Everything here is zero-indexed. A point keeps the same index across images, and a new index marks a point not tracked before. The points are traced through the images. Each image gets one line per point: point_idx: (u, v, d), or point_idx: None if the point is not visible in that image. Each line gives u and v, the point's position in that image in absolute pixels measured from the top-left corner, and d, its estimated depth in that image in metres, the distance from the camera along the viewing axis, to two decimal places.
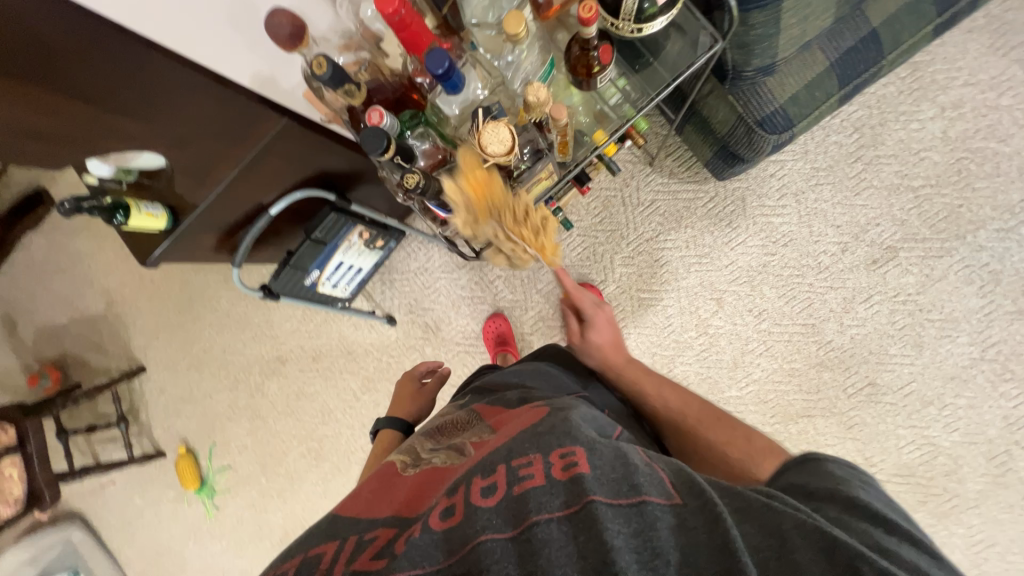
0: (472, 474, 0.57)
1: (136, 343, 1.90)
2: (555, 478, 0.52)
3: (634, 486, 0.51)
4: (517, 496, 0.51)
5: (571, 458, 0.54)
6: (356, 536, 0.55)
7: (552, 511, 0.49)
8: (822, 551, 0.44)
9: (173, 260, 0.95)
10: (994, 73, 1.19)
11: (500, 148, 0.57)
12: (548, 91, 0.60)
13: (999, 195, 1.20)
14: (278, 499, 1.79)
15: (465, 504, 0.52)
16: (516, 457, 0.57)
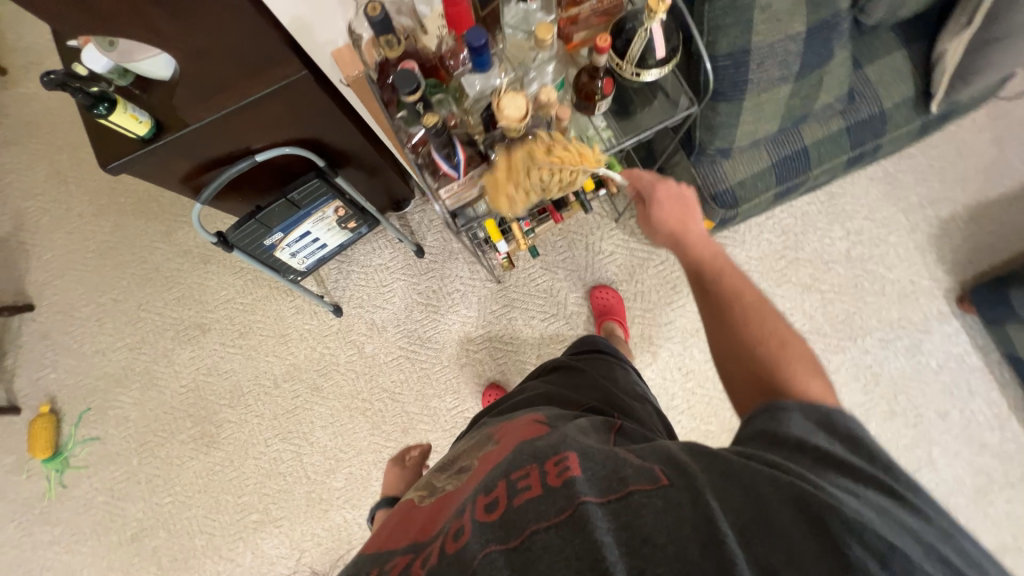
0: (478, 492, 0.63)
1: (33, 277, 1.67)
2: (551, 486, 0.57)
3: (620, 479, 0.55)
4: (516, 509, 0.56)
5: (564, 463, 0.59)
6: (380, 566, 0.61)
7: (548, 518, 0.53)
8: (793, 505, 0.48)
9: (136, 173, 0.90)
10: (886, 215, 1.49)
11: (516, 113, 0.64)
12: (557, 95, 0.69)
13: (883, 310, 1.45)
14: (146, 487, 1.56)
15: (471, 522, 0.57)
16: (517, 470, 0.62)
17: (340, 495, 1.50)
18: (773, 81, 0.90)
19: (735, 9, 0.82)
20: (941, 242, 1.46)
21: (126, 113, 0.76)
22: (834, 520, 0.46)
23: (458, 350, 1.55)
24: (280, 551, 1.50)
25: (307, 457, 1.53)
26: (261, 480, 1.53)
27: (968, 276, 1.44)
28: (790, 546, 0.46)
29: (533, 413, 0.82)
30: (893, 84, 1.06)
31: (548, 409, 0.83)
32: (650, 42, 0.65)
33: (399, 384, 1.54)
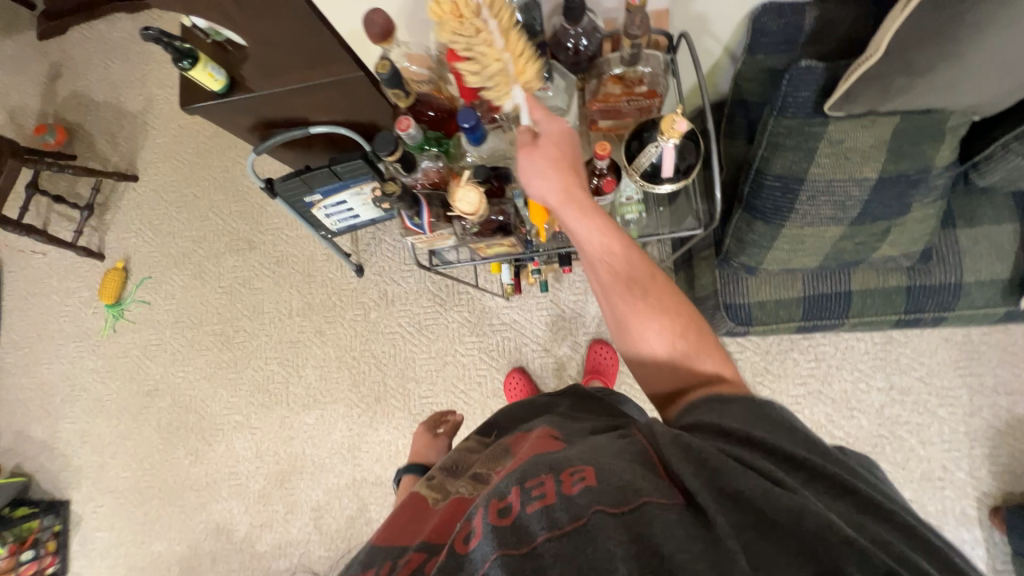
0: (486, 493, 0.54)
1: (144, 154, 1.96)
2: (564, 496, 0.50)
3: (635, 489, 0.50)
4: (527, 515, 0.49)
5: (579, 473, 0.52)
6: (390, 561, 0.53)
7: (561, 527, 0.47)
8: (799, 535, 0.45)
9: (206, 118, 1.01)
10: (946, 385, 1.29)
11: (467, 208, 0.55)
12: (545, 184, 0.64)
13: (894, 484, 1.28)
14: (168, 357, 1.82)
15: (481, 524, 0.50)
16: (526, 475, 0.53)
17: (306, 430, 1.67)
18: (823, 219, 0.81)
19: (799, 134, 0.75)
20: (1000, 439, 1.25)
21: (204, 69, 0.87)
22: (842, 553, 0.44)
23: (448, 347, 1.61)
24: (246, 453, 1.70)
25: (293, 386, 1.70)
26: (252, 389, 1.73)
27: (1016, 489, 1.23)
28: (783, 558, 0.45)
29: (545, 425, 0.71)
30: (987, 258, 0.90)
31: (563, 421, 0.71)
32: (658, 157, 0.62)
33: (387, 357, 1.64)
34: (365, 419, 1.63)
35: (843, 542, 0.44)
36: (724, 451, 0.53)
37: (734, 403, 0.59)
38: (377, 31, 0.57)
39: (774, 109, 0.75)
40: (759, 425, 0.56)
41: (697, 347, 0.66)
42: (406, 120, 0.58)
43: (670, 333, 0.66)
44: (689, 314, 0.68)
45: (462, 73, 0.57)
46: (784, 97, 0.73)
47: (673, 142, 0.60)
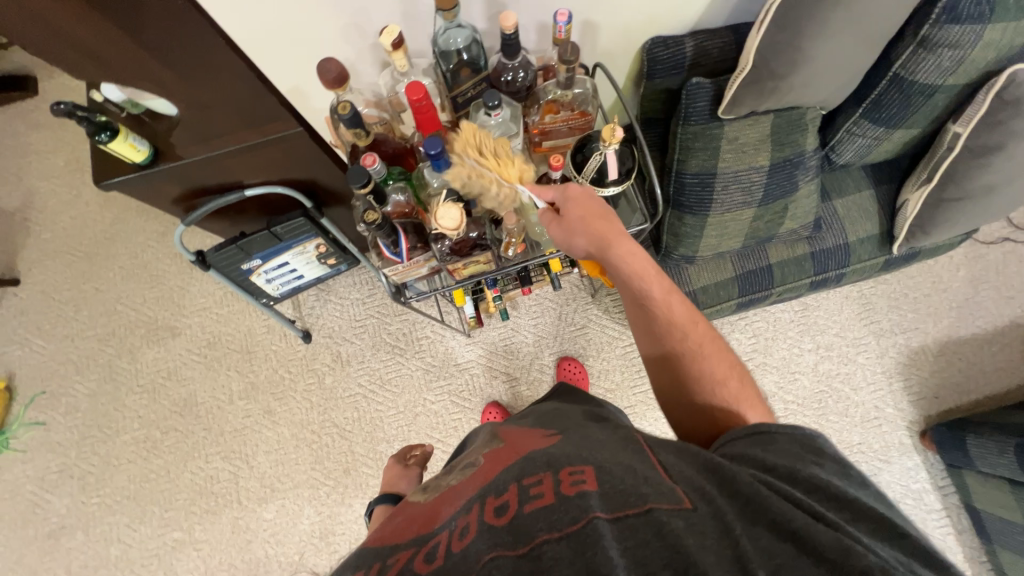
0: (485, 490, 0.54)
1: (27, 254, 1.72)
2: (563, 495, 0.49)
3: (638, 495, 0.48)
4: (526, 516, 0.48)
5: (579, 473, 0.51)
6: (378, 561, 0.49)
7: (560, 529, 0.46)
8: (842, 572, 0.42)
9: (126, 192, 0.96)
10: (857, 335, 1.51)
11: (451, 224, 0.57)
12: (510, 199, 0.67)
13: (844, 432, 1.44)
14: (76, 483, 1.53)
15: (478, 523, 0.49)
16: (527, 473, 0.53)
17: (266, 527, 1.47)
18: (737, 205, 0.96)
19: (704, 137, 0.89)
20: (909, 372, 1.47)
21: (125, 142, 0.82)
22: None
23: (416, 397, 1.54)
24: (193, 575, 1.45)
25: (244, 480, 1.51)
26: (193, 495, 1.50)
27: (932, 412, 1.44)
28: None
29: (546, 414, 0.70)
30: (860, 220, 1.11)
31: (557, 408, 0.72)
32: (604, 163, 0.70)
33: (351, 422, 1.53)
34: (336, 497, 1.48)
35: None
36: (762, 478, 0.50)
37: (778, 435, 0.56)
38: (333, 77, 0.60)
39: (680, 119, 0.89)
40: (808, 457, 0.54)
41: (738, 395, 0.62)
42: (371, 155, 0.60)
43: (710, 380, 0.63)
44: (732, 363, 0.65)
45: (421, 107, 0.60)
46: (686, 108, 0.87)
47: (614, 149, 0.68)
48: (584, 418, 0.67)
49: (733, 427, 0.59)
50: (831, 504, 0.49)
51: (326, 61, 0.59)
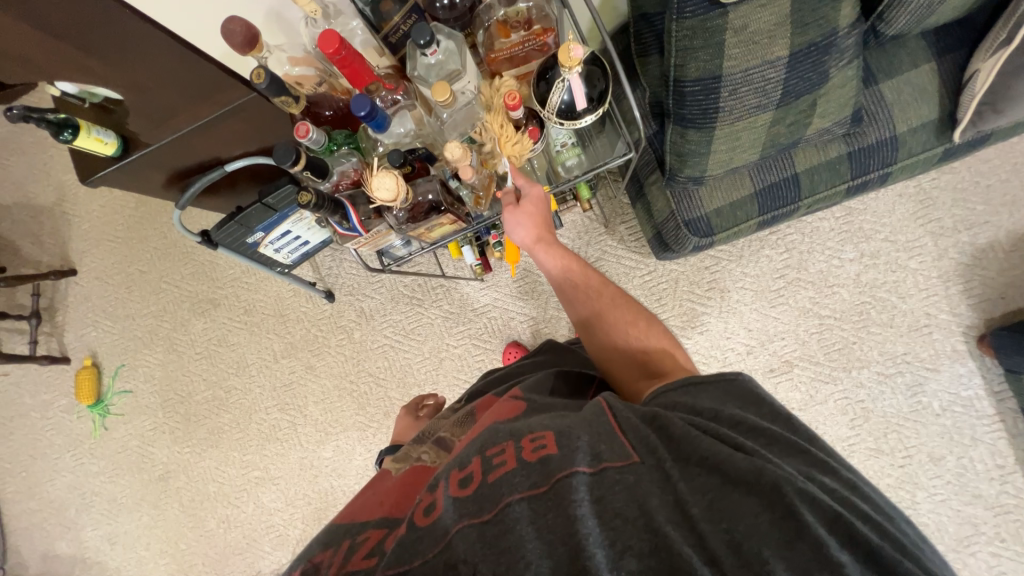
0: (451, 467, 0.56)
1: (75, 245, 1.87)
2: (525, 461, 0.53)
3: (595, 454, 0.52)
4: (490, 484, 0.51)
5: (540, 440, 0.55)
6: (348, 540, 0.53)
7: (522, 490, 0.50)
8: (749, 487, 0.47)
9: (112, 185, 0.96)
10: (910, 238, 1.34)
11: (387, 196, 0.54)
12: (465, 150, 0.61)
13: (887, 343, 1.34)
14: (170, 436, 1.79)
15: (443, 497, 0.51)
16: (490, 446, 0.56)
17: (327, 464, 1.67)
18: (749, 111, 0.82)
19: (704, 32, 0.73)
20: (971, 273, 1.31)
21: (90, 136, 0.81)
22: (789, 487, 0.47)
23: (439, 343, 1.60)
24: (276, 504, 1.70)
25: (301, 426, 1.69)
26: (262, 441, 1.72)
27: (994, 314, 1.30)
28: (749, 522, 0.46)
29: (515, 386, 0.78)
30: (913, 104, 0.92)
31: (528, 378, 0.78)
32: (568, 93, 0.61)
33: (383, 371, 1.64)
34: (381, 436, 1.64)
35: (793, 489, 0.47)
36: (685, 418, 0.56)
37: (711, 388, 0.62)
38: (240, 39, 0.55)
39: (672, 14, 0.73)
40: (734, 403, 0.60)
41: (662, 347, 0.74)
42: (303, 125, 0.56)
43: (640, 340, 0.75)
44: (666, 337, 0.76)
45: (341, 59, 0.53)
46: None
47: (578, 71, 0.59)
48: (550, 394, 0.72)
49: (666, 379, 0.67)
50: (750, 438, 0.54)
51: (227, 24, 0.54)
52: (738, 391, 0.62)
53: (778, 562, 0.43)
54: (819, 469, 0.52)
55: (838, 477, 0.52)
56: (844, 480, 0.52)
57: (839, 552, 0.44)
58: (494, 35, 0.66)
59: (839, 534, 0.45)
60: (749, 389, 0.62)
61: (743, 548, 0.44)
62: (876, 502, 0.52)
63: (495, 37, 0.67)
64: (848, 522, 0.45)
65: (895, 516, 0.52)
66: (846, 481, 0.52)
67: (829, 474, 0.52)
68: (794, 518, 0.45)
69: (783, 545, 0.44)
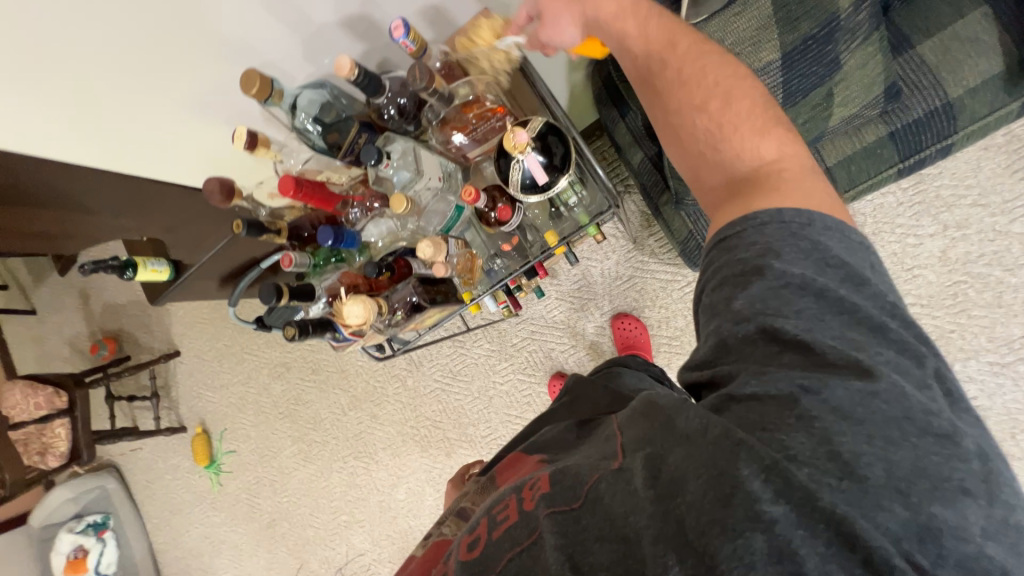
0: (464, 532, 0.57)
1: (175, 330, 2.17)
2: (525, 511, 0.52)
3: (581, 481, 0.49)
4: (494, 542, 0.51)
5: (535, 484, 0.53)
6: None
7: (520, 543, 0.50)
8: (697, 447, 0.43)
9: (179, 299, 1.11)
10: (1009, 197, 1.10)
11: (359, 317, 0.64)
12: (434, 248, 0.67)
13: (997, 326, 1.12)
14: (270, 488, 2.01)
15: (455, 563, 0.52)
16: (496, 503, 0.56)
17: (403, 505, 1.77)
18: None
19: None
20: None
21: (147, 268, 0.94)
22: (733, 440, 0.42)
23: (486, 381, 1.63)
24: (366, 545, 1.84)
25: (375, 471, 1.81)
26: (345, 488, 1.86)
27: None
28: (691, 488, 0.42)
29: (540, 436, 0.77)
30: (968, 59, 0.76)
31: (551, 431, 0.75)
32: (527, 171, 0.62)
33: (439, 413, 1.70)
34: (447, 476, 1.70)
35: (733, 442, 0.41)
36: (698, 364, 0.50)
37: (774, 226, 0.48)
38: (220, 193, 0.61)
39: None
40: (792, 300, 0.46)
41: (751, 131, 0.53)
42: (287, 257, 0.66)
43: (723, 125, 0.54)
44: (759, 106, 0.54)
45: (304, 198, 0.62)
46: None
47: (530, 151, 0.61)
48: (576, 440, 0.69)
49: (751, 187, 0.51)
50: (763, 339, 0.46)
51: (207, 184, 0.61)
52: (796, 251, 0.47)
53: (717, 534, 0.40)
54: (819, 369, 0.43)
55: (825, 391, 0.42)
56: (839, 371, 0.43)
57: (769, 507, 0.39)
58: (446, 130, 0.71)
59: (776, 484, 0.39)
60: (820, 247, 0.47)
61: (685, 525, 0.41)
62: (900, 386, 0.42)
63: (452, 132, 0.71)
64: (785, 470, 0.39)
65: (914, 411, 0.41)
66: (839, 392, 0.42)
67: (821, 381, 0.43)
68: (730, 479, 0.40)
69: (719, 507, 0.40)
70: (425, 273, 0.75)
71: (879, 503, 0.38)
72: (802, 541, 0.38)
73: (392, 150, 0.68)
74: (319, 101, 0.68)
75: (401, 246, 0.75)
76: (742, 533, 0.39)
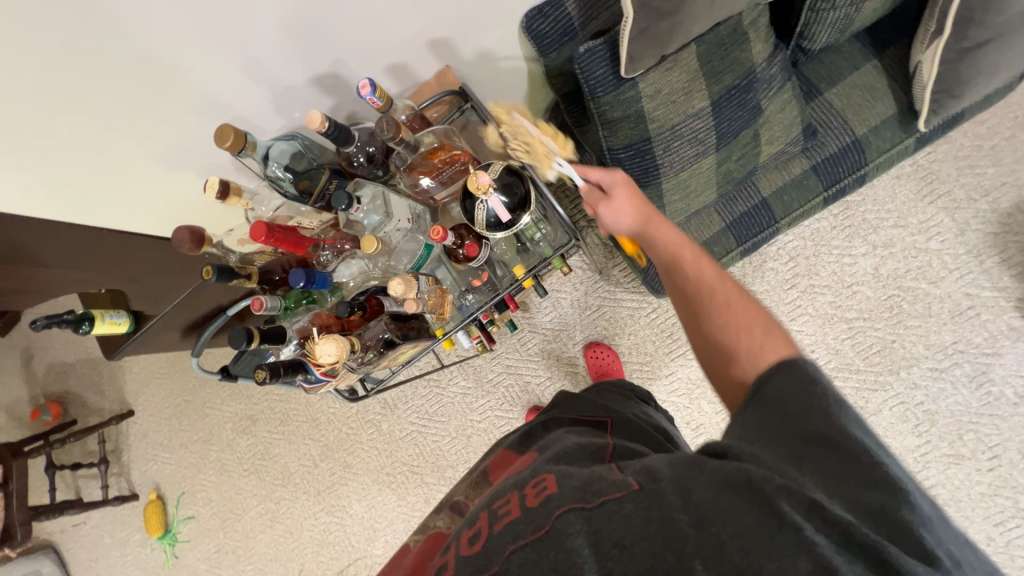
0: (460, 527, 0.54)
1: (129, 389, 2.03)
2: (529, 506, 0.50)
3: (594, 488, 0.49)
4: (495, 535, 0.49)
5: (542, 482, 0.52)
6: None
7: (525, 536, 0.48)
8: (739, 486, 0.46)
9: (141, 352, 1.08)
10: (923, 218, 1.24)
11: (331, 357, 0.65)
12: (405, 285, 0.69)
13: (931, 335, 1.22)
14: (232, 556, 1.85)
15: (453, 558, 0.50)
16: (496, 498, 0.54)
17: (381, 561, 1.67)
18: (690, 159, 0.81)
19: (621, 104, 0.75)
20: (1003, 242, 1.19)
21: (105, 321, 0.88)
22: (780, 491, 0.45)
23: (463, 420, 1.60)
24: None
25: (350, 526, 1.71)
26: (317, 548, 1.74)
27: None
28: (737, 525, 0.44)
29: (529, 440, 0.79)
30: (867, 104, 0.89)
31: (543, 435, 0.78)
32: (491, 209, 0.67)
33: (416, 457, 1.65)
34: None
35: (773, 485, 0.45)
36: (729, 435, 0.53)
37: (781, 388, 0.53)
38: (190, 241, 0.62)
39: (587, 94, 0.76)
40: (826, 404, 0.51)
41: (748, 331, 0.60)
42: (256, 301, 0.67)
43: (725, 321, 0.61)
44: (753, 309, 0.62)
45: (274, 240, 0.64)
46: (586, 83, 0.73)
47: (493, 192, 0.66)
48: (567, 433, 0.73)
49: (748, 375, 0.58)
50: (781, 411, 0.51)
51: (176, 235, 0.61)
52: (843, 402, 0.50)
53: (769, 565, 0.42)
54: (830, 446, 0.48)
55: (853, 458, 0.47)
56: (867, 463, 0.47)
57: (814, 535, 0.43)
58: (414, 174, 0.74)
59: (815, 519, 0.44)
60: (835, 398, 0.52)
61: (728, 558, 0.43)
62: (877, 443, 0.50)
63: (420, 176, 0.74)
64: (822, 507, 0.44)
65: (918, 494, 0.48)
66: (863, 462, 0.47)
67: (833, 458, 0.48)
68: (777, 514, 0.43)
69: (770, 543, 0.43)
70: (397, 310, 0.76)
71: (909, 539, 0.44)
72: (842, 561, 0.42)
73: (362, 196, 0.73)
74: (291, 152, 0.74)
75: (373, 285, 0.76)
76: (788, 554, 0.42)
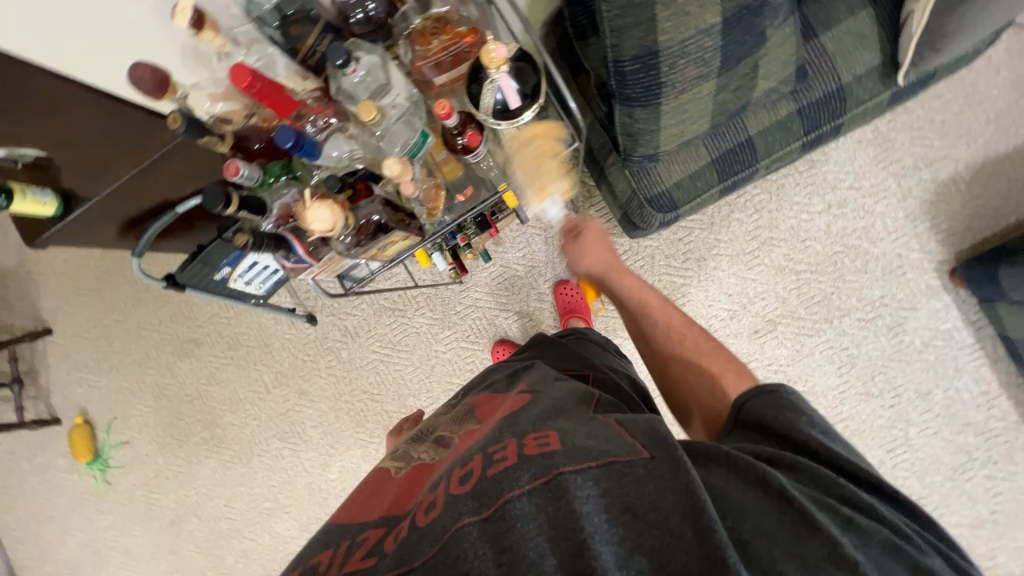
0: (454, 466, 0.60)
1: (46, 305, 1.81)
2: (526, 455, 0.56)
3: (601, 450, 0.55)
4: (489, 479, 0.55)
5: (542, 438, 0.58)
6: (348, 540, 0.57)
7: (523, 485, 0.53)
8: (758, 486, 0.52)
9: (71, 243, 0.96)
10: (874, 182, 1.35)
11: (322, 225, 0.67)
12: (399, 167, 0.67)
13: (864, 289, 1.36)
14: (174, 482, 1.78)
15: (443, 495, 0.55)
16: (492, 444, 0.60)
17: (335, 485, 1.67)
18: (692, 81, 0.81)
19: (633, 8, 0.71)
20: (936, 209, 1.32)
21: (26, 199, 0.79)
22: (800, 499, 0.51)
23: (427, 351, 1.60)
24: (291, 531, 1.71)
25: (304, 452, 1.69)
26: (268, 473, 1.71)
27: (963, 247, 1.32)
28: (759, 518, 0.50)
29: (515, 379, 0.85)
30: (855, 51, 0.92)
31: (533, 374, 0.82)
32: (500, 93, 0.68)
33: (376, 386, 1.63)
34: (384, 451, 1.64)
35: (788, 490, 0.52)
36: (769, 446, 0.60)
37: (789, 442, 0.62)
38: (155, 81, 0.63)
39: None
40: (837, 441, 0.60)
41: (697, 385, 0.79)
42: (233, 164, 0.65)
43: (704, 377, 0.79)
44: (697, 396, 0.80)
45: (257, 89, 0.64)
46: None
47: (504, 71, 0.66)
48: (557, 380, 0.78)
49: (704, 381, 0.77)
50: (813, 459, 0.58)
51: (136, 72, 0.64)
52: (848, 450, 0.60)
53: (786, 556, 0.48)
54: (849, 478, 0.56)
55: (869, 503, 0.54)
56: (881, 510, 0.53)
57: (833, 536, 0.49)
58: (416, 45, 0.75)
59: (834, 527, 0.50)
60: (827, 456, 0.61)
61: (748, 546, 0.49)
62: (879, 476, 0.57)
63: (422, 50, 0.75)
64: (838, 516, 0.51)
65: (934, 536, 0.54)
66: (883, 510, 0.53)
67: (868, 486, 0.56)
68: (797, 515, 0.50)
69: (792, 540, 0.49)
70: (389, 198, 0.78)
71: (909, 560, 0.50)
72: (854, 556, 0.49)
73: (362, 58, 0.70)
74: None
75: (363, 168, 0.76)
76: (816, 559, 0.48)
